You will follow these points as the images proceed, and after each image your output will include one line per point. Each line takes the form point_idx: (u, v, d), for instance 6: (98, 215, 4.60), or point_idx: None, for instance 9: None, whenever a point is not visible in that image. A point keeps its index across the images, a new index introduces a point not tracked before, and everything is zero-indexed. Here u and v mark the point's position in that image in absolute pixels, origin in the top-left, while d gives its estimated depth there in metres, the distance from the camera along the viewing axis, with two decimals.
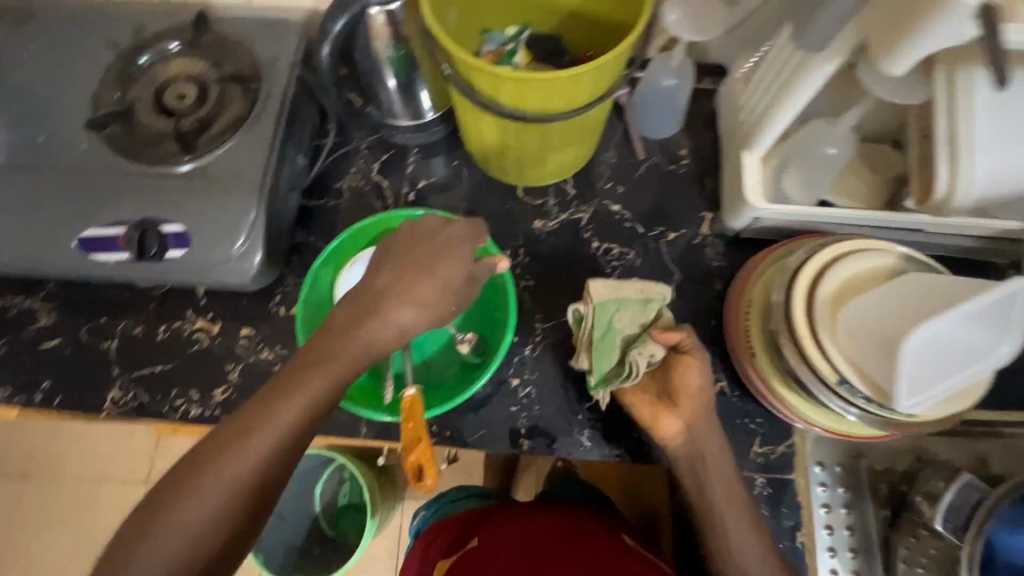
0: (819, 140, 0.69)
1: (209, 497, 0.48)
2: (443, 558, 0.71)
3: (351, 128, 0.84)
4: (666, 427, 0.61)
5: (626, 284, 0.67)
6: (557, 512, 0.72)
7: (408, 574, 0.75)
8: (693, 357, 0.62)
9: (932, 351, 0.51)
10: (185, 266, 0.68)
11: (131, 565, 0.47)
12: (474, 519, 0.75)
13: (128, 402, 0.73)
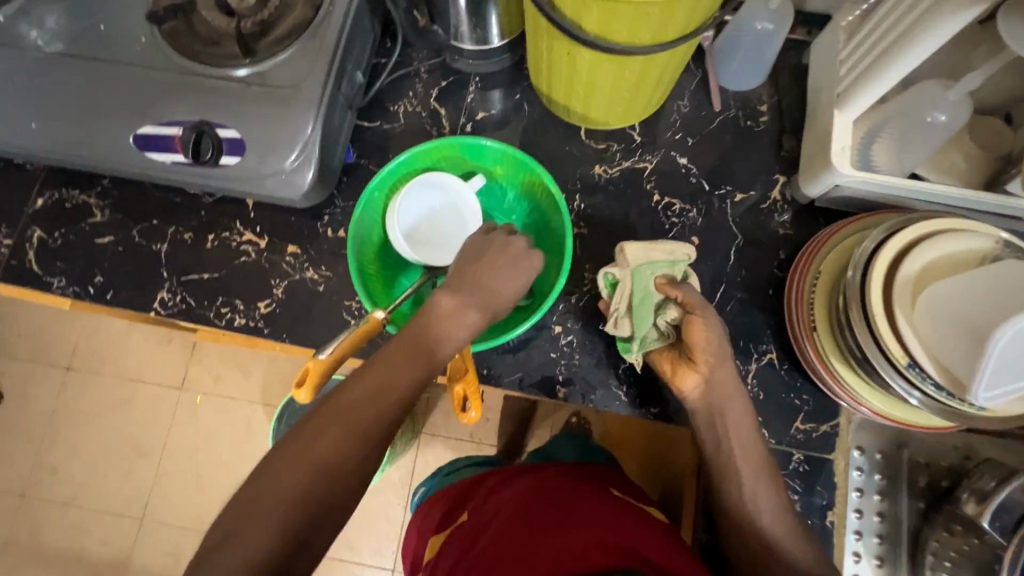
0: (925, 104, 0.61)
1: (309, 461, 0.48)
2: (434, 535, 0.69)
3: (413, 48, 0.80)
4: (683, 382, 0.61)
5: (655, 245, 0.64)
6: (539, 471, 0.69)
7: (409, 547, 0.74)
8: (698, 316, 0.59)
9: (1021, 341, 0.47)
10: (239, 175, 0.67)
11: (268, 495, 0.47)
12: (464, 490, 0.73)
13: (175, 305, 0.74)
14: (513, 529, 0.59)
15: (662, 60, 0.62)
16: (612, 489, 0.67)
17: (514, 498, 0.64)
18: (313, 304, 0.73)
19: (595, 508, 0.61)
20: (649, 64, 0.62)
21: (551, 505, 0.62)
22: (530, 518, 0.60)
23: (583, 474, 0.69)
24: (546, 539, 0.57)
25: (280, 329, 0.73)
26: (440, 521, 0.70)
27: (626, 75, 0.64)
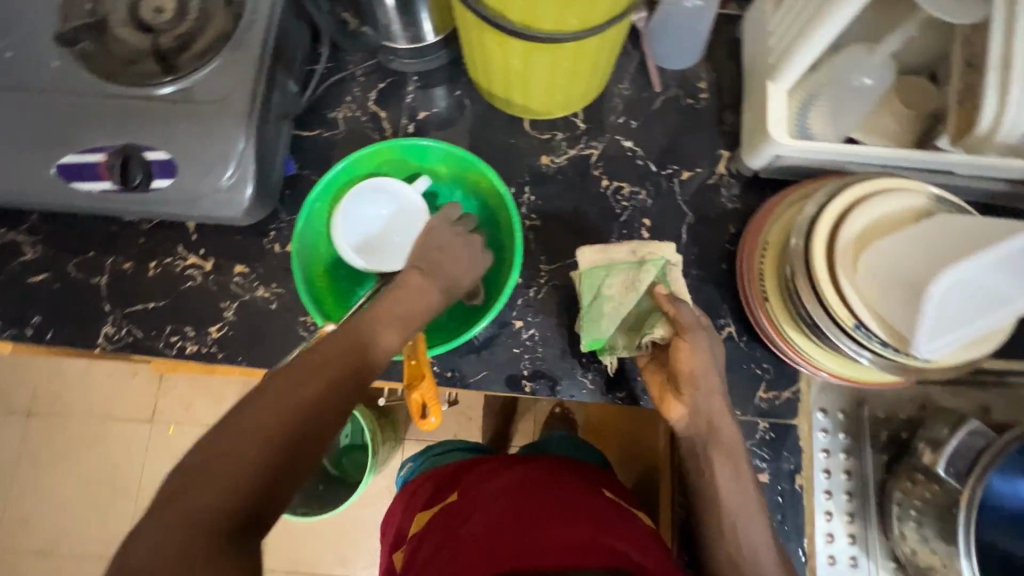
0: (852, 69, 0.64)
1: (247, 432, 0.44)
2: (421, 511, 0.67)
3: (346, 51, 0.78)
4: (671, 411, 0.60)
5: (615, 248, 0.66)
6: (534, 463, 0.68)
7: (394, 518, 0.73)
8: (687, 339, 0.59)
9: (957, 293, 0.49)
10: (173, 197, 0.65)
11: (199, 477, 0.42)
12: (456, 473, 0.71)
13: (122, 339, 0.72)
14: (500, 518, 0.57)
15: (594, 46, 0.62)
16: (605, 490, 0.66)
17: (505, 489, 0.63)
18: (267, 323, 0.71)
19: (589, 506, 0.59)
20: (581, 50, 0.62)
21: (542, 499, 0.60)
22: (519, 508, 0.59)
23: (578, 474, 0.68)
24: (533, 529, 0.55)
25: (235, 351, 0.71)
26: (428, 500, 0.69)
27: (560, 63, 0.64)
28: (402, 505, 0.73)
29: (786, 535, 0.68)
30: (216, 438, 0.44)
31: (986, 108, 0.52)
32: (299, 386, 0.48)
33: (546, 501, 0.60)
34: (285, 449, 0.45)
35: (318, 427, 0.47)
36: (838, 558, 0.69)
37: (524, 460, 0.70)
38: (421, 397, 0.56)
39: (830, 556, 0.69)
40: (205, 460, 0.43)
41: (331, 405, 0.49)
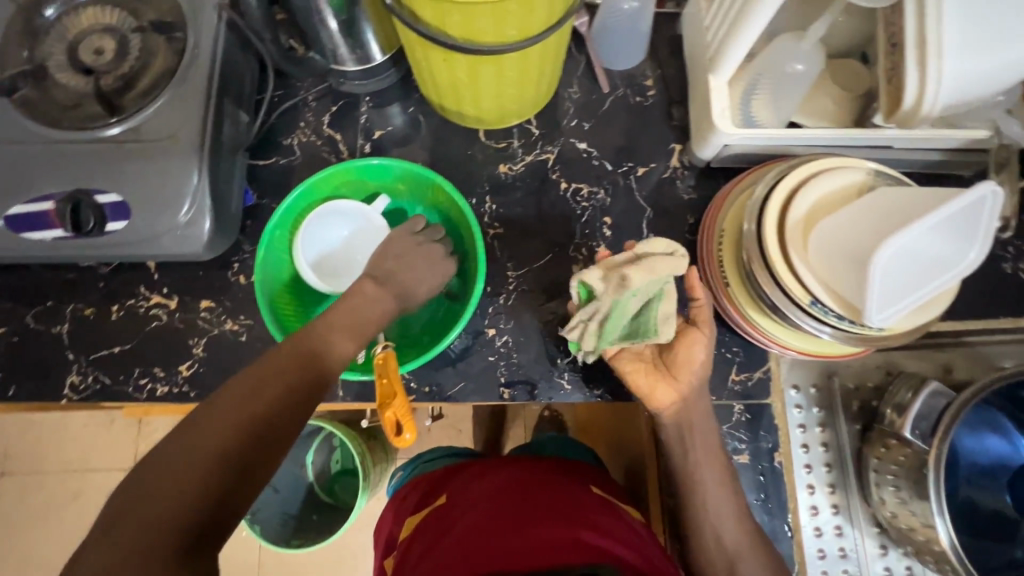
0: (784, 57, 0.66)
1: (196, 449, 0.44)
2: (411, 516, 0.67)
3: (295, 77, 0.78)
4: (661, 400, 0.62)
5: (666, 261, 0.56)
6: (523, 466, 0.68)
7: (384, 525, 0.72)
8: (700, 332, 0.62)
9: (902, 262, 0.51)
10: (129, 239, 0.64)
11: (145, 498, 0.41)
12: (443, 475, 0.71)
13: (89, 386, 0.70)
14: (485, 522, 0.57)
15: (536, 54, 0.63)
16: (593, 487, 0.66)
17: (492, 492, 0.62)
18: (238, 356, 0.70)
19: (576, 505, 0.59)
20: (525, 59, 0.63)
21: (530, 500, 0.60)
22: (505, 511, 0.58)
23: (566, 472, 0.68)
24: (519, 531, 0.55)
25: (208, 388, 0.70)
26: (417, 505, 0.68)
27: (506, 72, 0.65)
28: (391, 513, 0.72)
29: (770, 514, 0.69)
30: (164, 457, 0.44)
31: (909, 86, 0.55)
32: (247, 399, 0.48)
33: (534, 502, 0.60)
34: (237, 462, 0.45)
35: (268, 440, 0.48)
36: (824, 530, 0.70)
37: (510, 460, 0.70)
38: (394, 416, 0.56)
39: (816, 529, 0.70)
40: (149, 480, 0.42)
41: (280, 415, 0.49)
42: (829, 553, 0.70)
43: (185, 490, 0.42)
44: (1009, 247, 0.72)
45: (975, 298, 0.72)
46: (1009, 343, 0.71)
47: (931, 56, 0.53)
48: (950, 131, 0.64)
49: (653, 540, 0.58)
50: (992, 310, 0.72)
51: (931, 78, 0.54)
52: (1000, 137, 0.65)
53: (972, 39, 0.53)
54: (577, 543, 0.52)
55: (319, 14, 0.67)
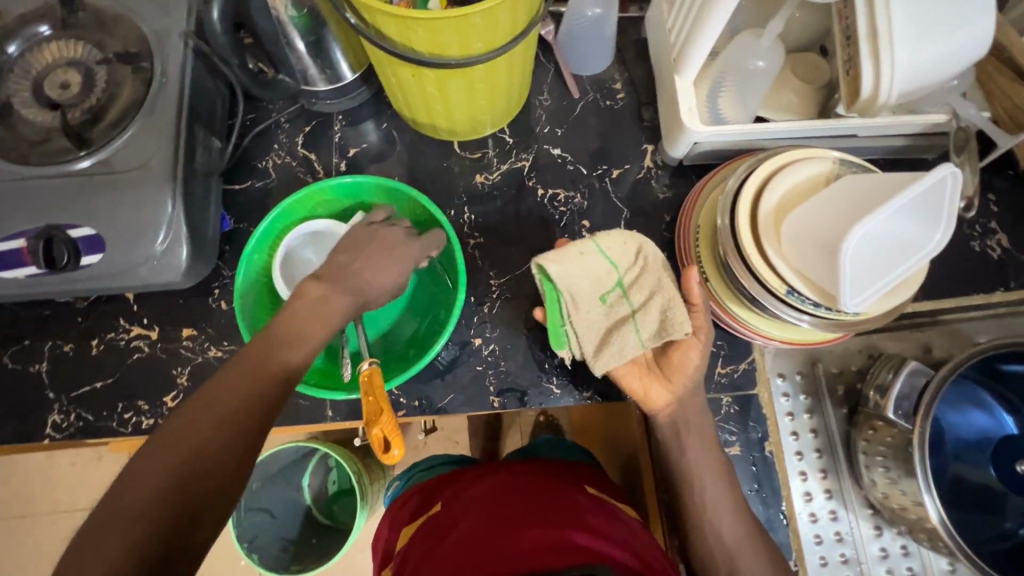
0: (745, 54, 0.67)
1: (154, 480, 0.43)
2: (407, 525, 0.66)
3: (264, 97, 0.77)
4: (657, 399, 0.62)
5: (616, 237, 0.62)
6: (518, 470, 0.68)
7: (380, 536, 0.72)
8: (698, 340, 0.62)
9: (869, 246, 0.52)
10: (105, 272, 0.63)
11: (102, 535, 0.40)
12: (439, 484, 0.71)
13: (72, 425, 0.69)
14: (480, 528, 0.57)
15: (504, 65, 0.64)
16: (588, 487, 0.66)
17: (487, 497, 0.62)
18: None
19: (570, 507, 0.59)
20: (493, 70, 0.64)
21: (525, 504, 0.60)
22: (500, 516, 0.58)
23: (562, 474, 0.68)
24: (514, 535, 0.55)
25: None
26: (413, 513, 0.68)
27: (475, 84, 0.66)
28: (388, 522, 0.72)
29: (765, 503, 0.70)
30: (121, 489, 0.43)
31: (865, 77, 0.57)
32: (205, 424, 0.47)
33: (528, 505, 0.59)
34: (196, 490, 0.44)
35: (229, 462, 0.46)
36: (818, 515, 0.71)
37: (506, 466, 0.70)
38: (382, 432, 0.56)
39: (810, 515, 0.71)
40: (100, 524, 0.41)
41: (241, 436, 0.48)
42: (825, 538, 0.70)
43: (131, 533, 0.41)
44: (976, 226, 0.74)
45: (947, 277, 0.73)
46: (983, 319, 0.73)
47: (884, 48, 0.55)
48: (909, 117, 0.65)
49: (647, 537, 0.59)
50: (966, 288, 0.73)
51: (884, 68, 0.56)
52: (958, 120, 0.67)
53: (921, 30, 0.55)
54: (570, 544, 0.52)
55: (286, 36, 0.67)
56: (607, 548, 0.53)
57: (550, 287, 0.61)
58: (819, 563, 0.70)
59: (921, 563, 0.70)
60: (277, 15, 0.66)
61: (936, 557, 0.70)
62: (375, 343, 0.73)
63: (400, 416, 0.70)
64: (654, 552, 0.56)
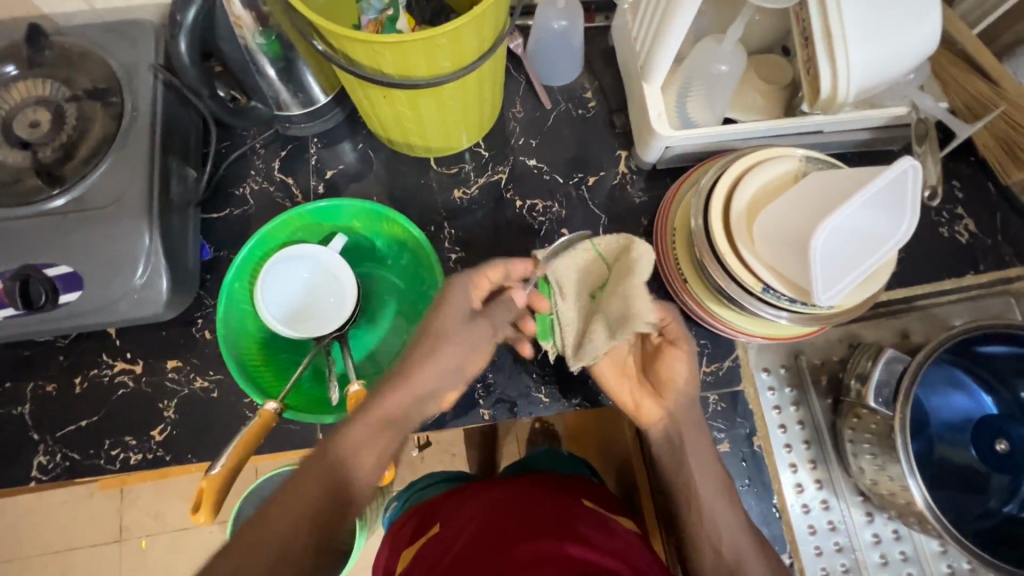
0: (708, 59, 0.68)
1: None
2: (407, 547, 0.66)
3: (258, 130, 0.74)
4: (648, 416, 0.63)
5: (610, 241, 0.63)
6: (514, 483, 0.68)
7: (379, 562, 0.71)
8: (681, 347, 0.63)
9: (838, 241, 0.53)
10: (84, 309, 0.63)
11: None
12: (436, 504, 0.70)
13: (58, 465, 0.68)
14: (475, 547, 0.57)
15: (474, 82, 0.65)
16: (584, 500, 0.66)
17: (482, 515, 0.62)
18: (210, 413, 0.70)
19: (565, 522, 0.59)
20: (464, 87, 0.65)
21: (519, 520, 0.60)
22: (495, 533, 0.58)
23: (557, 486, 0.68)
24: (508, 553, 0.55)
25: (183, 449, 0.68)
26: (413, 535, 0.67)
27: (447, 102, 0.66)
28: (387, 546, 0.71)
29: (758, 498, 0.70)
30: None
31: (823, 76, 0.59)
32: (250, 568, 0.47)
33: (523, 521, 0.59)
34: None
35: None
36: (811, 505, 0.72)
37: (502, 479, 0.70)
38: None
39: (803, 505, 0.72)
40: None
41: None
42: (819, 528, 0.72)
43: None
44: (943, 212, 0.76)
45: (919, 264, 0.75)
46: (956, 302, 0.75)
47: (838, 48, 0.57)
48: (870, 112, 0.67)
49: (642, 549, 0.59)
50: (937, 273, 0.75)
51: (840, 67, 0.58)
52: (917, 112, 0.69)
53: (872, 29, 0.57)
54: (563, 559, 0.53)
55: (256, 63, 0.68)
56: (601, 564, 0.53)
57: (542, 279, 0.63)
58: (814, 553, 0.71)
59: (913, 546, 0.71)
60: (245, 44, 0.66)
61: (927, 539, 0.71)
62: (362, 363, 0.73)
63: (391, 435, 0.70)
64: (650, 563, 0.56)
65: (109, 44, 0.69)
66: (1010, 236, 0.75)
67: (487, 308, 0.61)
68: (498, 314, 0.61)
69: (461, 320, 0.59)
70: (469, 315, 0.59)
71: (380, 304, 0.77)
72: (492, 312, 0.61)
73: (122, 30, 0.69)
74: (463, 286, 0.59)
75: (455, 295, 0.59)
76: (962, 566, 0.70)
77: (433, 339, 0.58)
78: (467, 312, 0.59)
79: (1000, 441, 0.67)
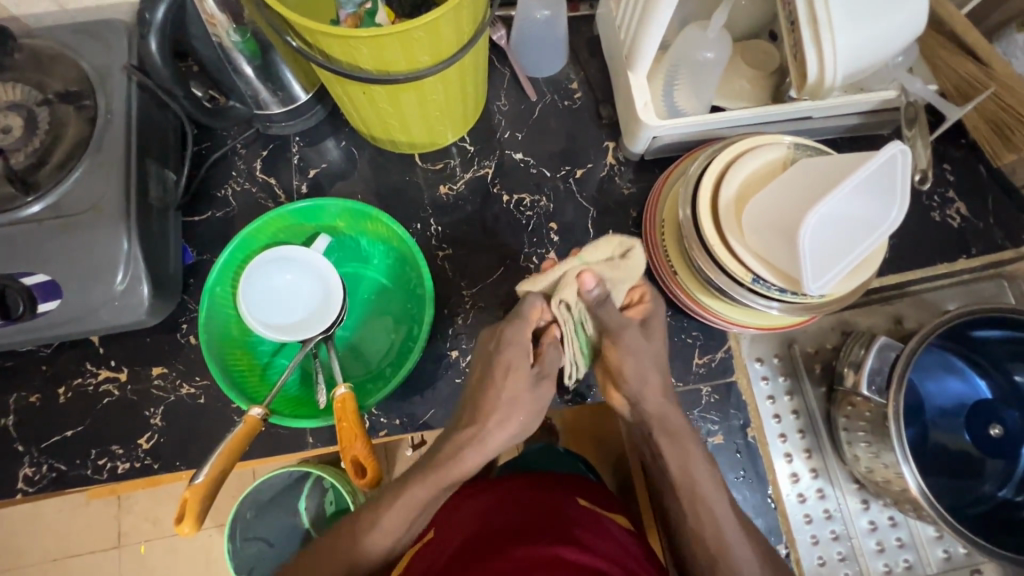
0: (693, 46, 0.67)
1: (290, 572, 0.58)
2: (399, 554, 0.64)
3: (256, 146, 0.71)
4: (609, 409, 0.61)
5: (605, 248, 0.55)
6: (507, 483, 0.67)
7: None
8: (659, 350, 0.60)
9: (827, 229, 0.52)
10: (64, 318, 0.61)
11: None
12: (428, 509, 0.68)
13: (45, 477, 0.67)
14: (467, 555, 0.56)
15: (456, 76, 0.64)
16: (578, 498, 0.64)
17: (475, 519, 0.61)
18: (197, 419, 0.69)
19: (560, 524, 0.58)
20: (445, 82, 0.64)
21: (513, 524, 0.59)
22: (488, 540, 0.57)
23: (549, 483, 0.66)
24: (501, 559, 0.54)
25: (171, 457, 0.68)
26: None
27: (429, 97, 0.65)
28: None
29: (751, 489, 0.70)
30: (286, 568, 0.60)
31: (809, 62, 0.58)
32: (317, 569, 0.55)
33: (516, 525, 0.58)
34: None
35: None
36: (806, 495, 0.72)
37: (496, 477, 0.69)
38: (355, 457, 0.59)
39: (799, 495, 0.72)
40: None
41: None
42: (814, 517, 0.71)
43: None
44: (934, 196, 0.76)
45: (910, 249, 0.75)
46: (949, 287, 0.75)
47: (824, 32, 0.56)
48: (857, 96, 0.66)
49: (636, 552, 0.58)
50: (929, 258, 0.74)
51: (826, 51, 0.57)
52: (907, 95, 0.67)
53: (857, 11, 0.56)
54: (558, 566, 0.52)
55: (233, 62, 0.66)
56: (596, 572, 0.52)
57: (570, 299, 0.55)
58: (810, 542, 0.70)
59: (909, 532, 0.71)
60: (220, 42, 0.64)
61: (923, 525, 0.71)
62: (351, 364, 0.73)
63: (381, 436, 0.69)
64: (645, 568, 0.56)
65: (80, 46, 0.67)
66: (1001, 218, 0.75)
67: (542, 356, 0.55)
68: (553, 361, 0.55)
69: (528, 382, 0.53)
70: (535, 378, 0.54)
71: (368, 303, 0.76)
72: (548, 360, 0.55)
73: (94, 31, 0.68)
74: (515, 336, 0.53)
75: (514, 352, 0.53)
76: (958, 551, 0.70)
77: (473, 394, 0.53)
78: (531, 373, 0.54)
79: (993, 426, 0.68)
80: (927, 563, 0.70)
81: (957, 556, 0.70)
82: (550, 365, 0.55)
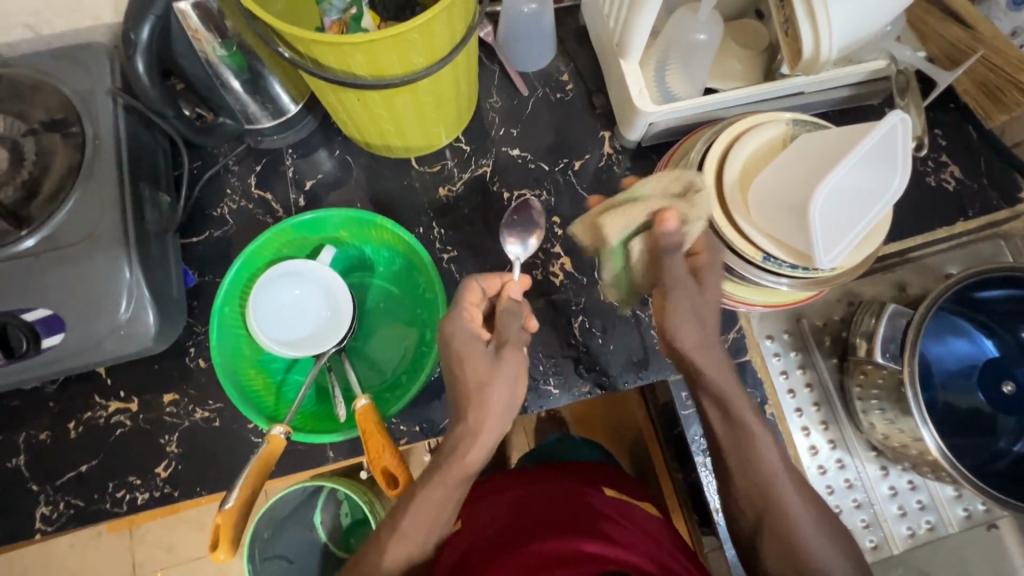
0: (685, 29, 0.67)
1: None
2: None
3: (269, 177, 0.76)
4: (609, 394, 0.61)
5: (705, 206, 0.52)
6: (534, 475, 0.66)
7: None
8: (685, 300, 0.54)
9: (835, 202, 0.53)
10: (71, 352, 0.60)
11: None
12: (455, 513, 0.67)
13: (62, 514, 0.67)
14: (498, 551, 0.56)
15: (449, 75, 0.63)
16: (603, 487, 0.63)
17: (509, 512, 0.61)
18: (215, 444, 0.68)
19: (587, 517, 0.57)
20: (439, 83, 0.63)
21: (540, 518, 0.58)
22: (517, 536, 0.57)
23: (576, 472, 0.66)
24: (530, 557, 0.54)
25: (192, 484, 0.67)
26: None
27: (422, 99, 0.64)
28: None
29: None
30: None
31: (804, 38, 0.59)
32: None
33: (542, 520, 0.58)
34: None
35: None
36: (826, 466, 0.73)
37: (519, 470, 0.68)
38: (386, 468, 0.58)
39: (819, 467, 0.73)
40: None
41: None
42: (836, 488, 0.72)
43: None
44: (928, 161, 0.76)
45: (909, 215, 0.75)
46: (950, 251, 0.76)
47: (815, 7, 0.57)
48: (851, 67, 0.67)
49: (665, 542, 0.57)
50: (928, 223, 0.75)
51: (821, 25, 0.57)
52: (896, 64, 0.68)
53: None
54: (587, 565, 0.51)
55: (220, 77, 0.65)
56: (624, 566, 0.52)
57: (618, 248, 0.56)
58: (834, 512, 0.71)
59: (928, 495, 0.72)
60: (207, 57, 0.63)
61: (942, 486, 0.72)
62: (367, 375, 0.72)
63: (403, 444, 0.69)
64: (674, 556, 0.55)
65: (60, 72, 0.65)
66: (995, 179, 0.76)
67: (495, 328, 0.55)
68: (508, 328, 0.55)
69: (487, 360, 0.52)
70: None
71: (377, 311, 0.75)
72: (502, 329, 0.55)
73: (74, 54, 0.66)
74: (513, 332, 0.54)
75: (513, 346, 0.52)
76: (978, 508, 0.72)
77: (496, 405, 0.51)
78: (487, 349, 0.53)
79: (1005, 383, 0.69)
80: (947, 523, 0.71)
81: (977, 513, 0.72)
82: (504, 333, 0.54)
